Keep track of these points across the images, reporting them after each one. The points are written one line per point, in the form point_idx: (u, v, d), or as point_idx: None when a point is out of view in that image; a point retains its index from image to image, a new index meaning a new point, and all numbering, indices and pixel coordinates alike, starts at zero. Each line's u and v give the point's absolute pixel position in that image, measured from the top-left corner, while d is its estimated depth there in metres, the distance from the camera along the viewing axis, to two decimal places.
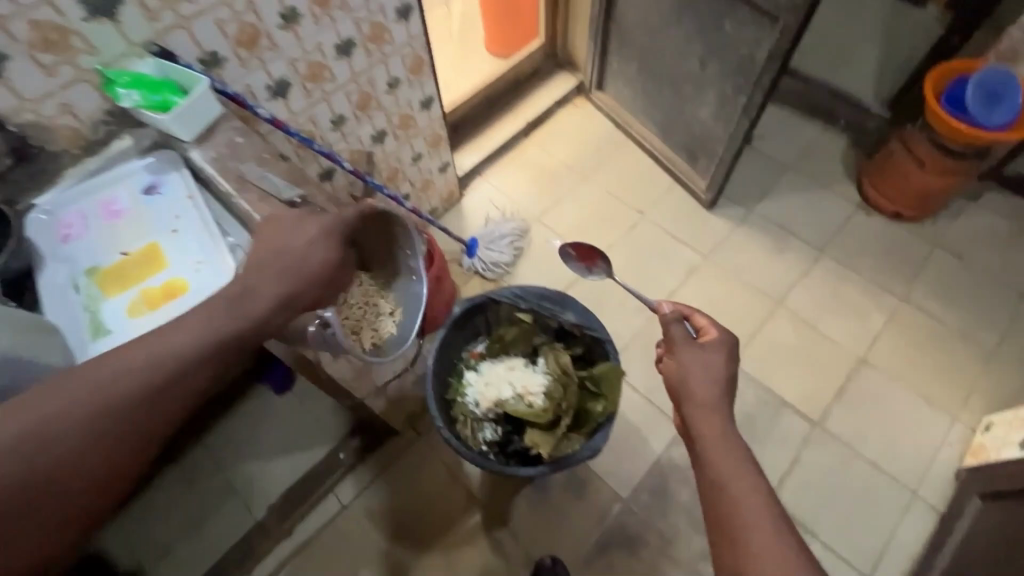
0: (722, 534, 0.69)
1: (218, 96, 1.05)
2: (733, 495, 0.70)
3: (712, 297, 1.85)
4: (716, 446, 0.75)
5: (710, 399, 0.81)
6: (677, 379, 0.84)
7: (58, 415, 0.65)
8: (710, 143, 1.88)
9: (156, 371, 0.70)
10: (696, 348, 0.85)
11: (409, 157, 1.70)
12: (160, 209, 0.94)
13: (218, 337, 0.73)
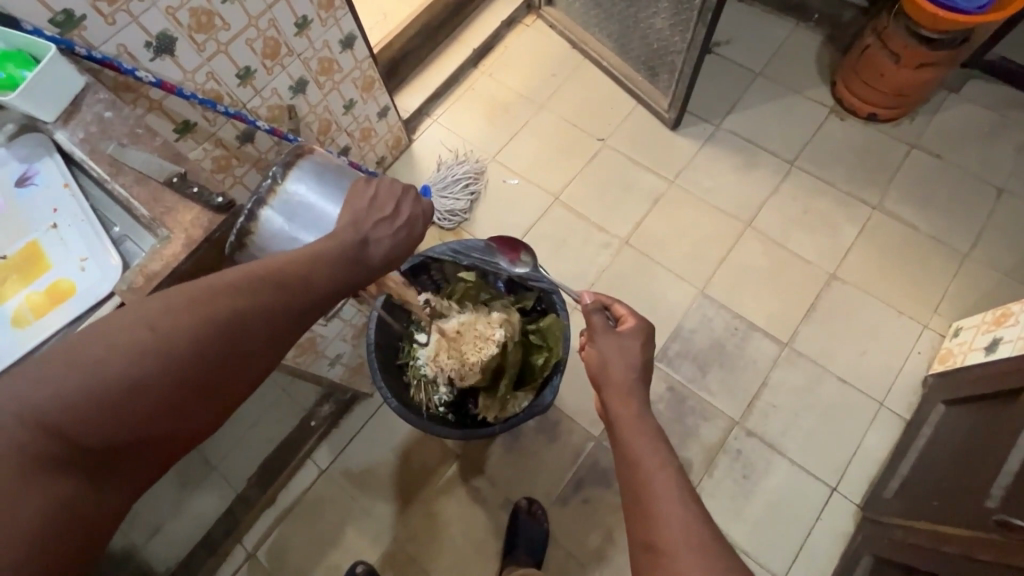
0: (637, 505, 0.74)
1: (82, 64, 0.93)
2: (643, 468, 0.76)
3: (680, 225, 1.77)
4: (629, 426, 0.82)
5: (625, 383, 0.88)
6: (597, 366, 0.91)
7: (119, 362, 0.58)
8: (670, 55, 1.72)
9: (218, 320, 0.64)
10: (614, 337, 0.93)
11: (340, 105, 1.56)
12: (34, 202, 0.84)
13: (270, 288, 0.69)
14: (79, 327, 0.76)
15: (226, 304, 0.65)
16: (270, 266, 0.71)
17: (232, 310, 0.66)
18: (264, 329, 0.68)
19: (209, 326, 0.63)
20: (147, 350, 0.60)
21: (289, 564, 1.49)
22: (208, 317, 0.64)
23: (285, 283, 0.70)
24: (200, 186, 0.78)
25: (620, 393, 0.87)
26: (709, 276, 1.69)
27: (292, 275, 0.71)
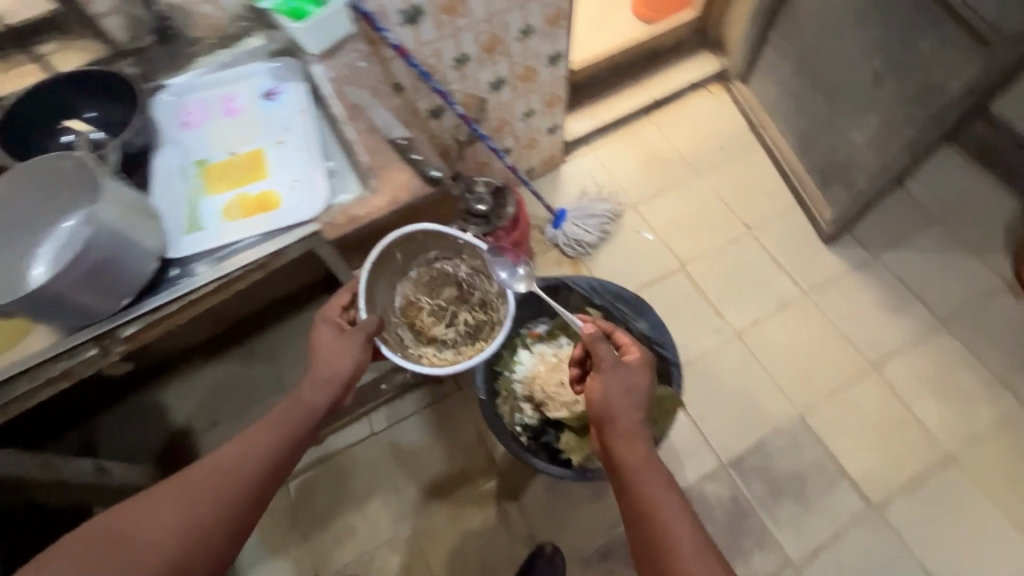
0: (656, 559, 0.72)
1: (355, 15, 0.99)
2: (662, 522, 0.74)
3: (800, 340, 1.67)
4: (641, 476, 0.79)
5: (634, 427, 0.84)
6: (603, 405, 0.86)
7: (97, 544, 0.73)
8: (854, 172, 1.66)
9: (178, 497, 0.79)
10: (621, 372, 0.87)
11: (522, 112, 1.62)
12: (273, 118, 0.94)
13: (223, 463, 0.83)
14: (274, 237, 0.83)
15: (167, 494, 0.79)
16: (219, 453, 0.85)
17: (170, 496, 0.79)
18: (175, 514, 0.77)
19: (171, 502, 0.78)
20: (79, 543, 0.73)
21: (311, 507, 1.53)
22: (146, 506, 0.77)
23: (226, 462, 0.83)
24: (419, 155, 0.84)
25: (625, 435, 0.83)
26: (814, 402, 1.58)
27: (233, 455, 0.84)
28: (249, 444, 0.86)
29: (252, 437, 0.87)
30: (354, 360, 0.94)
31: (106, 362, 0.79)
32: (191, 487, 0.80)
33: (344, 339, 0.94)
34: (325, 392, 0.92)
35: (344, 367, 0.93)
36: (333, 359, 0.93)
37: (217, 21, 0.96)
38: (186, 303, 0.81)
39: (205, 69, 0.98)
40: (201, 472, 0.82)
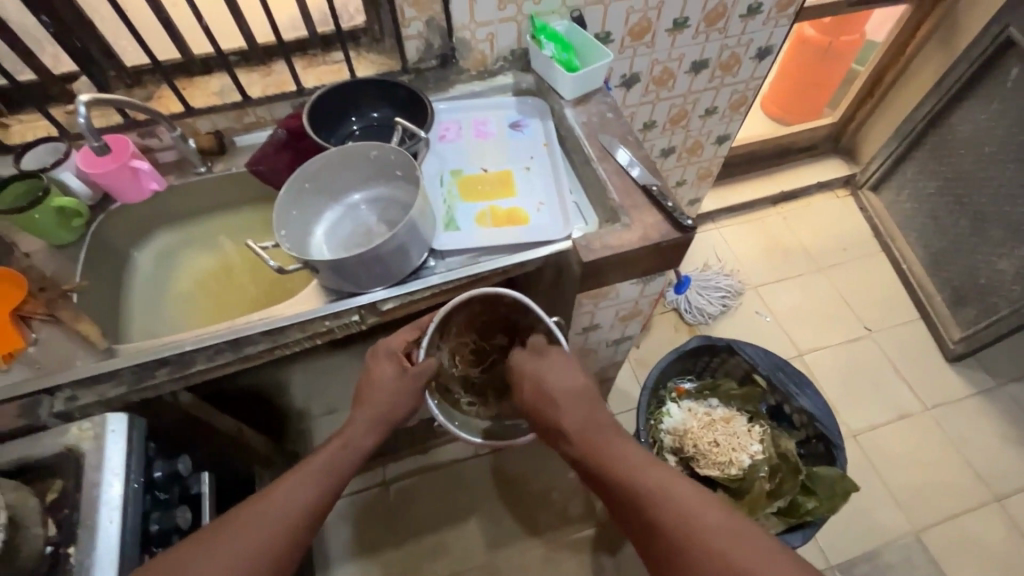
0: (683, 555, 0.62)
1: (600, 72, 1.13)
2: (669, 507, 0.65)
3: (918, 454, 1.63)
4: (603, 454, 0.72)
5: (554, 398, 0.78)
6: (538, 394, 0.79)
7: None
8: (994, 298, 1.67)
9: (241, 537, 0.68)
10: (545, 356, 0.81)
11: (676, 180, 1.72)
12: (520, 147, 1.05)
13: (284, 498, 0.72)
14: (522, 250, 0.91)
15: (228, 534, 0.68)
16: (242, 511, 0.70)
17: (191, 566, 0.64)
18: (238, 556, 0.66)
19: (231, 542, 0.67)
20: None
21: (408, 513, 1.54)
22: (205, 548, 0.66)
23: (258, 519, 0.69)
24: (672, 203, 0.91)
25: (618, 452, 0.72)
26: (931, 522, 1.53)
27: (264, 511, 0.70)
28: (282, 495, 0.72)
29: (284, 489, 0.73)
30: (411, 403, 0.84)
31: (360, 328, 0.88)
32: (216, 554, 0.65)
33: (403, 382, 0.83)
34: (368, 435, 0.81)
35: (401, 409, 0.84)
36: (387, 398, 0.83)
37: (485, 58, 1.10)
38: (437, 293, 0.89)
39: (464, 96, 1.12)
40: (232, 531, 0.67)
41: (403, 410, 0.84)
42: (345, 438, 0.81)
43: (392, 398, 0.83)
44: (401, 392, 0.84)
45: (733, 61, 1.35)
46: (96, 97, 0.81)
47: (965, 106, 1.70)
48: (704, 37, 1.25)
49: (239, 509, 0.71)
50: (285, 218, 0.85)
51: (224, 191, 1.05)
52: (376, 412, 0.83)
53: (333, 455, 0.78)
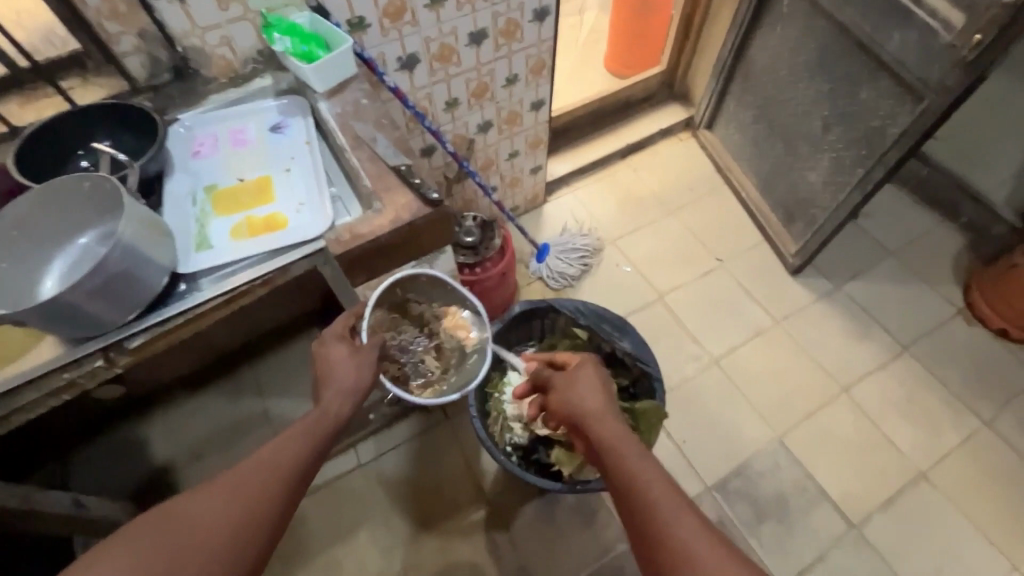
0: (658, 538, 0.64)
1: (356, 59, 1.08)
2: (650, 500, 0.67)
3: (774, 366, 1.75)
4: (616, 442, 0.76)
5: (595, 410, 0.83)
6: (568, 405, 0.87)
7: (204, 505, 0.67)
8: (813, 208, 1.80)
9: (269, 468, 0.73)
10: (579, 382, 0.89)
11: (506, 152, 1.73)
12: (281, 148, 1.01)
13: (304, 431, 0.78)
14: (279, 255, 0.87)
15: (254, 463, 0.73)
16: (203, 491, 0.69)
17: (150, 553, 0.62)
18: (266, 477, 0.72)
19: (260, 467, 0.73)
20: (190, 504, 0.67)
21: (295, 540, 1.49)
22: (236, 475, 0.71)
23: (254, 468, 0.72)
24: (420, 179, 0.91)
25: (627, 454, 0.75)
26: (790, 426, 1.64)
27: (239, 486, 0.70)
28: (246, 475, 0.71)
29: (250, 468, 0.72)
30: (370, 371, 0.86)
31: (111, 373, 0.82)
32: (201, 508, 0.67)
33: (357, 357, 0.86)
34: (335, 411, 0.82)
35: (360, 379, 0.85)
36: (348, 374, 0.84)
37: (230, 62, 1.05)
38: (193, 318, 0.84)
39: (217, 106, 1.05)
40: (191, 509, 0.66)
41: (371, 377, 0.86)
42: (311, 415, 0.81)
43: (346, 369, 0.84)
44: (355, 362, 0.85)
45: (513, 26, 1.36)
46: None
47: (757, 36, 1.81)
48: (469, 7, 1.24)
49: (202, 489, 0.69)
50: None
51: None
52: (337, 388, 0.83)
53: (303, 434, 0.78)
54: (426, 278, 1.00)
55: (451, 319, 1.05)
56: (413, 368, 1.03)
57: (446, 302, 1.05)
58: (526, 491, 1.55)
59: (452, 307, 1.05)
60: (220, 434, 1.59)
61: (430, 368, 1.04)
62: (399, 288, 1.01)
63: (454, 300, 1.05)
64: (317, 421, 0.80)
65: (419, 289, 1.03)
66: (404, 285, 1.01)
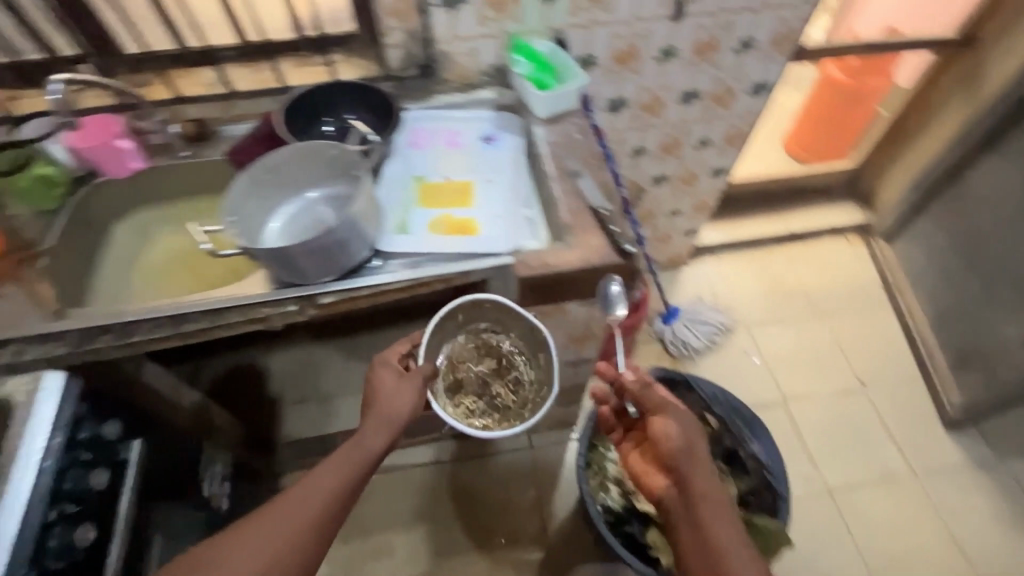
0: None
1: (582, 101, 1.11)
2: None
3: (898, 521, 1.54)
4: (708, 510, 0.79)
5: (697, 476, 0.82)
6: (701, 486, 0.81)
7: (244, 541, 0.71)
8: (998, 364, 1.57)
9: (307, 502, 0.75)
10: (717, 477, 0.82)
11: (669, 208, 1.70)
12: (489, 160, 1.07)
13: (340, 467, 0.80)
14: (466, 259, 0.92)
15: (292, 496, 0.76)
16: (254, 520, 0.73)
17: None
18: (302, 510, 0.74)
19: (295, 501, 0.75)
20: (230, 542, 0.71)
21: (363, 510, 1.55)
22: (275, 510, 0.74)
23: (292, 502, 0.75)
24: (618, 228, 0.91)
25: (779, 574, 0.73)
26: None
27: (278, 520, 0.73)
28: (295, 497, 0.76)
29: (298, 495, 0.76)
30: (413, 403, 0.87)
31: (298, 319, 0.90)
32: (243, 543, 0.70)
33: (404, 382, 0.88)
34: (377, 442, 0.83)
35: (403, 409, 0.86)
36: (393, 410, 0.85)
37: (467, 71, 1.13)
38: (375, 293, 0.91)
39: (442, 105, 1.13)
40: (243, 537, 0.71)
41: (404, 410, 0.86)
42: (353, 446, 0.82)
43: (391, 405, 0.85)
44: (399, 399, 0.86)
45: (727, 94, 1.33)
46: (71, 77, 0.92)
47: (984, 161, 1.63)
48: (694, 68, 1.24)
49: (255, 516, 0.74)
50: (239, 206, 0.89)
51: (193, 172, 1.08)
52: (382, 424, 0.84)
53: (348, 465, 0.80)
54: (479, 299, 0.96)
55: (529, 356, 1.01)
56: (491, 402, 0.99)
57: (521, 332, 1.01)
58: (588, 551, 1.49)
59: (528, 341, 1.00)
60: (327, 386, 1.69)
61: (508, 402, 1.00)
62: (467, 314, 0.99)
63: (518, 327, 1.00)
64: (361, 449, 0.82)
65: (486, 317, 1.01)
66: (473, 313, 0.99)
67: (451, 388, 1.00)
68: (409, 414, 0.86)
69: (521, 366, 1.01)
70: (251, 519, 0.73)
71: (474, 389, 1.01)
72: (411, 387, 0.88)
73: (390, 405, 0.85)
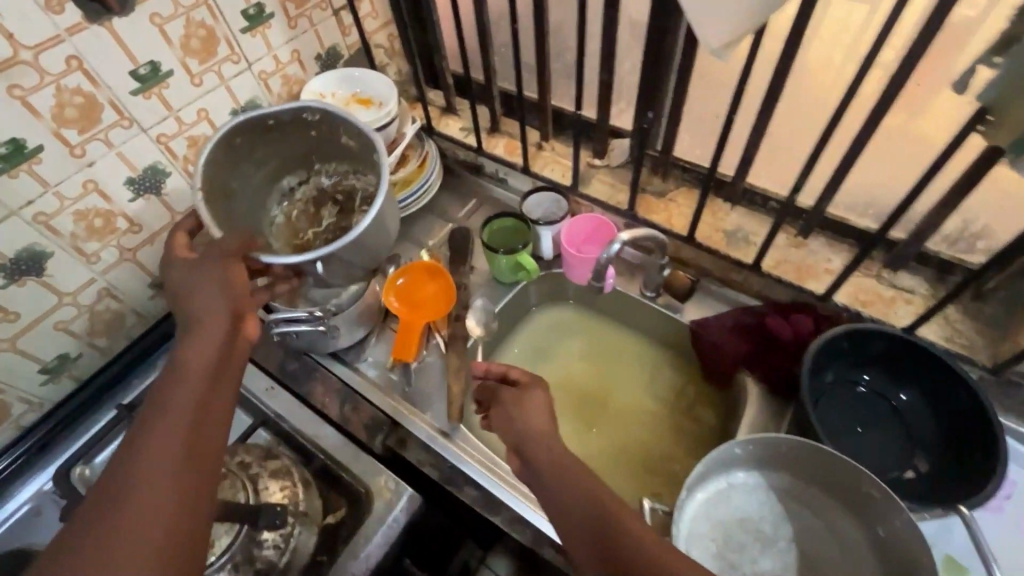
0: None
1: None
2: None
3: None
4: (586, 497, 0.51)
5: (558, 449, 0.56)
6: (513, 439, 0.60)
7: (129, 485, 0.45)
8: None
9: (195, 395, 0.52)
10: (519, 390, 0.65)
11: None
12: None
13: (192, 354, 0.54)
14: None
15: (157, 411, 0.50)
16: (111, 506, 0.45)
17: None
18: (174, 415, 0.50)
19: (166, 413, 0.50)
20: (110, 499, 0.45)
21: None
22: (133, 442, 0.48)
23: (163, 412, 0.50)
24: None
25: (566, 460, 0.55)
26: None
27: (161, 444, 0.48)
28: (166, 396, 0.51)
29: (148, 430, 0.49)
30: (226, 278, 0.60)
31: None
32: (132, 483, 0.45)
33: (206, 260, 0.61)
34: (211, 347, 0.55)
35: (224, 293, 0.59)
36: (207, 307, 0.58)
37: None
38: None
39: None
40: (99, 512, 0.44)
41: (239, 278, 0.61)
42: (185, 356, 0.54)
43: (205, 301, 0.58)
44: (213, 292, 0.59)
45: None
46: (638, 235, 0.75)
47: None
48: None
49: (107, 505, 0.45)
50: (695, 478, 0.64)
51: (647, 319, 0.89)
52: (195, 327, 0.57)
53: (191, 385, 0.52)
54: (269, 119, 0.73)
55: (348, 165, 0.82)
56: (324, 229, 0.82)
57: (306, 142, 0.79)
58: None
59: (317, 140, 0.79)
60: None
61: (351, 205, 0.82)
62: (265, 148, 0.77)
63: (294, 126, 0.76)
64: (203, 341, 0.55)
65: (294, 138, 0.78)
66: (262, 149, 0.77)
67: (291, 238, 0.82)
68: (231, 302, 0.59)
69: (353, 181, 0.83)
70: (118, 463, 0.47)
71: (325, 235, 0.82)
72: (221, 270, 0.61)
73: (206, 286, 0.60)
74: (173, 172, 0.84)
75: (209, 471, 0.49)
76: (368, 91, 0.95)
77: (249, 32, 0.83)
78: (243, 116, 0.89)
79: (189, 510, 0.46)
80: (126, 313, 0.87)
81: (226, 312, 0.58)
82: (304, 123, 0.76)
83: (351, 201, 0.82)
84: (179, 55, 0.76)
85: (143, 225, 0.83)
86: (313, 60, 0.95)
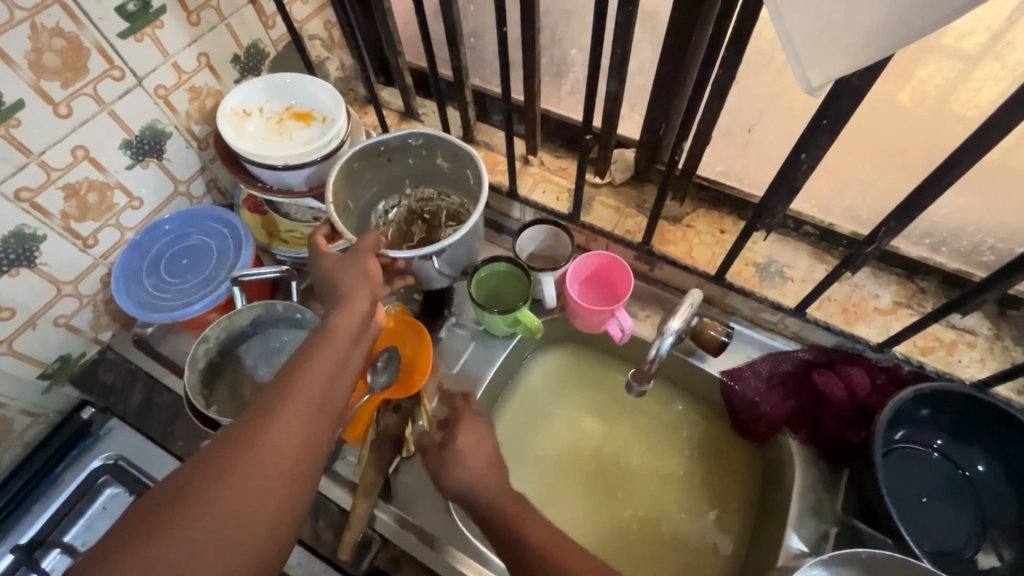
0: None
1: None
2: None
3: None
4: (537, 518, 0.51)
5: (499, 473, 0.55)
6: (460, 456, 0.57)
7: (250, 460, 0.44)
8: None
9: (325, 385, 0.49)
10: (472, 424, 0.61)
11: None
12: None
13: (330, 337, 0.52)
14: None
15: (290, 389, 0.48)
16: (219, 471, 0.43)
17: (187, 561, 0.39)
18: (305, 403, 0.48)
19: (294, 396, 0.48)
20: (227, 462, 0.43)
21: None
22: (263, 415, 0.46)
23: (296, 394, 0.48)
24: None
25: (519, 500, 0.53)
26: None
27: (286, 425, 0.46)
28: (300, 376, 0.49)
29: (281, 404, 0.47)
30: (368, 271, 0.56)
31: None
32: (254, 459, 0.44)
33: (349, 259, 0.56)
34: (355, 327, 0.53)
35: (362, 282, 0.55)
36: (351, 290, 0.55)
37: None
38: None
39: None
40: (216, 477, 0.43)
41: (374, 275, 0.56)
42: (327, 334, 0.52)
43: (348, 281, 0.55)
44: (356, 276, 0.55)
45: None
46: (691, 316, 0.60)
47: None
48: None
49: (215, 469, 0.43)
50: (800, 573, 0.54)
51: (667, 368, 0.76)
52: (338, 304, 0.54)
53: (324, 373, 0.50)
54: (384, 144, 0.68)
55: (439, 185, 0.75)
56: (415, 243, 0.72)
57: (402, 169, 0.73)
58: None
59: (412, 167, 0.73)
60: None
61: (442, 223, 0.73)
62: (369, 175, 0.70)
63: (397, 154, 0.70)
64: (343, 326, 0.53)
65: (395, 161, 0.71)
66: (367, 178, 0.71)
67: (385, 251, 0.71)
68: (373, 288, 0.56)
69: (443, 204, 0.75)
70: (240, 425, 0.46)
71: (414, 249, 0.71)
72: (360, 259, 0.56)
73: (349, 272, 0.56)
74: (50, 235, 0.63)
75: (317, 466, 0.47)
76: (305, 104, 0.74)
77: (132, 37, 0.61)
78: (140, 148, 0.67)
79: (287, 508, 0.44)
80: (12, 416, 0.67)
81: (363, 300, 0.55)
82: (412, 152, 0.71)
83: (442, 219, 0.73)
84: (27, 77, 0.55)
85: (16, 308, 0.63)
86: (228, 64, 0.72)
